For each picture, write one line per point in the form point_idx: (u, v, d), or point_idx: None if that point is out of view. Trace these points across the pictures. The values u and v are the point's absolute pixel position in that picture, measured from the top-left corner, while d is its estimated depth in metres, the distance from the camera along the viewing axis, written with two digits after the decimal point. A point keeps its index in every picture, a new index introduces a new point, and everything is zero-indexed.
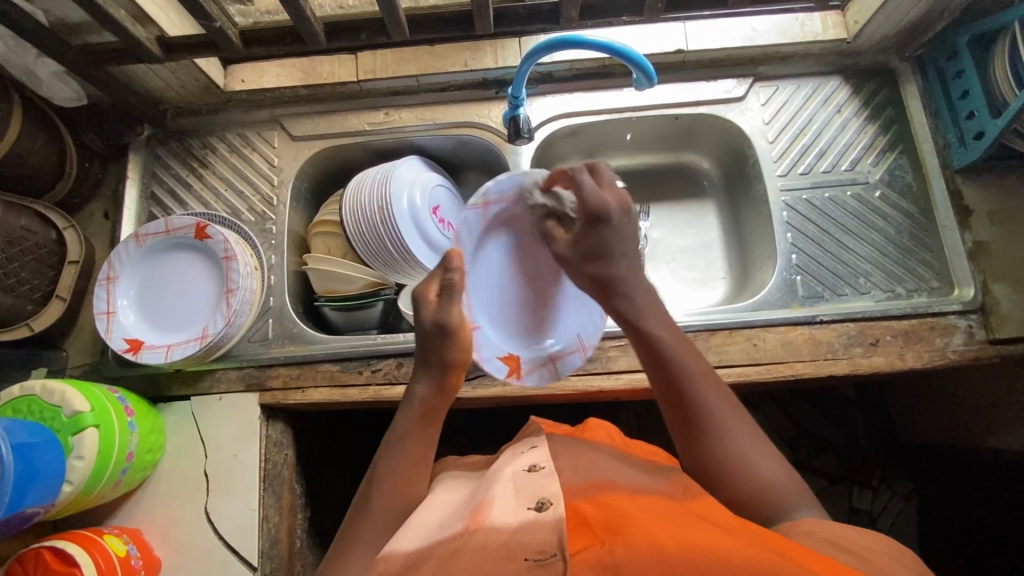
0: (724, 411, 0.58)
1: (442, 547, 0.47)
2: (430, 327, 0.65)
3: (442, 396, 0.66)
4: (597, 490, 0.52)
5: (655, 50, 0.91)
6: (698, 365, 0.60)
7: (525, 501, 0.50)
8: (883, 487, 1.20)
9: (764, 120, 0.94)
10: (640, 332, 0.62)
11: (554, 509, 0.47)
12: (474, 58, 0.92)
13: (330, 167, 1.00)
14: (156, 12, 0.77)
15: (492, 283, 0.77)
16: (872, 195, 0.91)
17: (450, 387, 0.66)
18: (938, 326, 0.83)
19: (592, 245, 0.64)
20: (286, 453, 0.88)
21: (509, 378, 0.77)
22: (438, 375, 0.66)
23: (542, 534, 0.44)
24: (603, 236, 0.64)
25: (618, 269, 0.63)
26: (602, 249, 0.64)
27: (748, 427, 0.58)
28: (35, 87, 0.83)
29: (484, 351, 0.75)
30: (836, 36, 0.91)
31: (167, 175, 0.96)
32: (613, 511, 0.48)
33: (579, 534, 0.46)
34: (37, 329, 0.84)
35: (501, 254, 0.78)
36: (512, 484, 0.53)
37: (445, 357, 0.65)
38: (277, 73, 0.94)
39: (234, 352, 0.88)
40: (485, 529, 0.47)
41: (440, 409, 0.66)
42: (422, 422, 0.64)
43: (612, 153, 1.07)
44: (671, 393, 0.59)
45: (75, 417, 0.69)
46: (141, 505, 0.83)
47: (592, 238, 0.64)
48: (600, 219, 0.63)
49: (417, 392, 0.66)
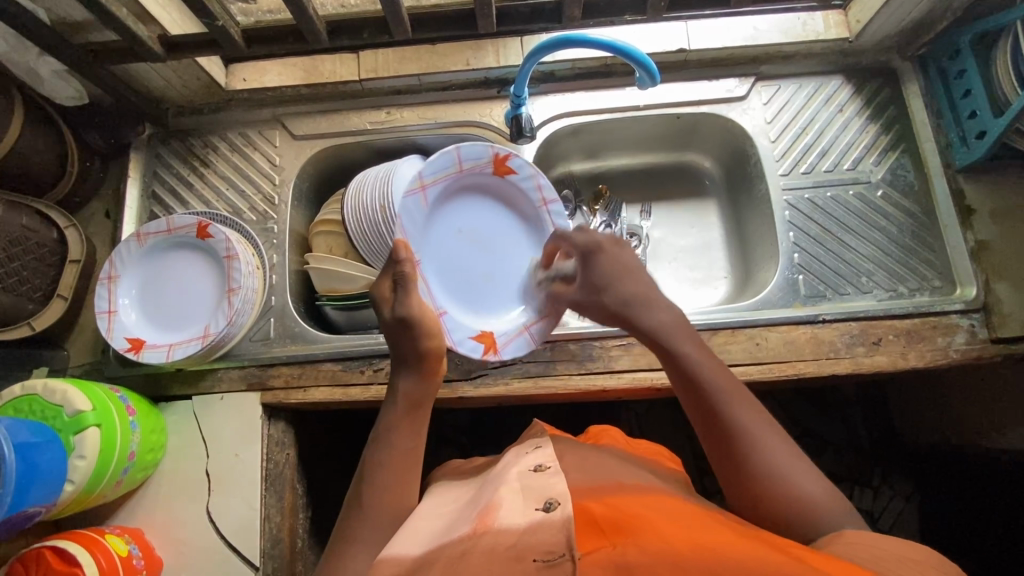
0: (751, 417, 0.58)
1: (450, 549, 0.47)
2: (393, 321, 0.68)
3: (426, 384, 0.67)
4: (605, 491, 0.52)
5: (658, 49, 0.91)
6: (721, 374, 0.61)
7: (533, 502, 0.50)
8: (884, 487, 1.20)
9: (766, 119, 0.94)
10: (665, 350, 0.64)
11: (563, 509, 0.47)
12: (476, 57, 0.92)
13: (332, 166, 1.00)
14: (158, 11, 0.77)
15: (445, 266, 0.86)
16: (874, 195, 0.91)
17: (432, 373, 0.68)
18: (940, 326, 0.83)
19: (595, 276, 0.71)
20: (288, 452, 0.88)
21: (487, 356, 0.83)
22: (418, 365, 0.67)
23: (550, 535, 0.45)
24: (600, 263, 0.71)
25: (628, 290, 0.68)
26: (606, 279, 0.70)
27: (783, 444, 0.58)
28: (37, 86, 0.83)
29: (455, 334, 0.82)
30: (839, 35, 0.91)
31: (168, 174, 0.96)
32: (622, 512, 0.48)
33: (589, 533, 0.46)
34: (39, 328, 0.83)
35: (445, 236, 0.85)
36: (519, 486, 0.53)
37: (418, 347, 0.67)
38: (279, 72, 0.93)
39: (236, 351, 0.87)
40: (493, 532, 0.47)
41: (426, 398, 0.67)
42: (410, 413, 0.66)
43: (614, 152, 1.07)
44: (702, 413, 0.60)
45: (77, 416, 0.69)
46: (142, 505, 0.83)
47: (593, 270, 0.71)
48: (592, 250, 0.72)
49: (401, 386, 0.67)
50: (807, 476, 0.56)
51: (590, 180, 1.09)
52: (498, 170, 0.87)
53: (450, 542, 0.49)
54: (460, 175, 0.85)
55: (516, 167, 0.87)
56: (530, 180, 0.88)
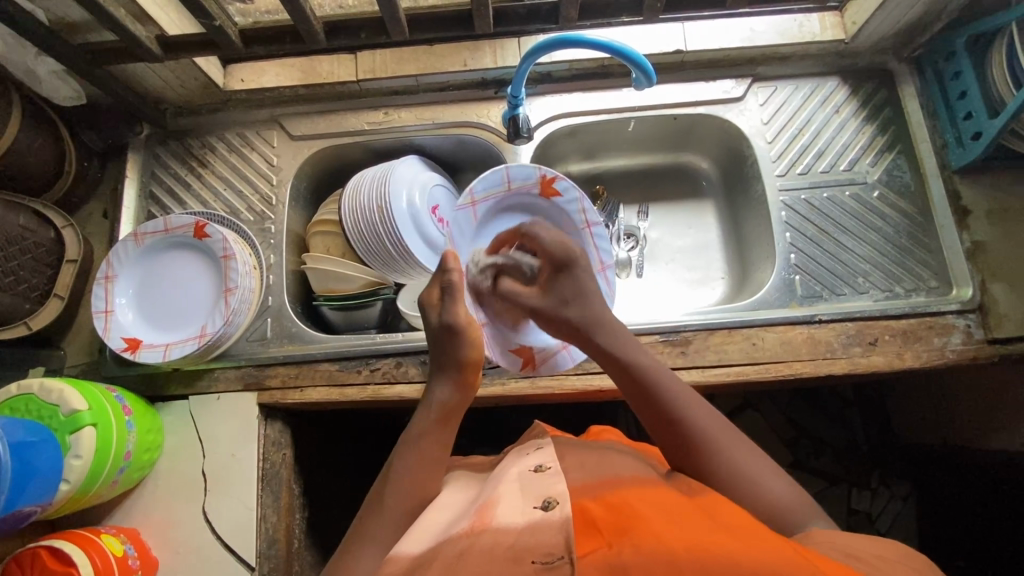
0: (697, 409, 0.60)
1: (448, 549, 0.47)
2: (439, 329, 0.68)
3: (462, 396, 0.67)
4: (606, 489, 0.52)
5: (655, 49, 0.91)
6: (665, 373, 0.63)
7: (531, 501, 0.50)
8: (882, 489, 1.20)
9: (763, 120, 0.95)
10: (620, 363, 0.64)
11: (562, 509, 0.48)
12: (474, 58, 0.93)
13: (330, 167, 1.00)
14: (156, 12, 0.77)
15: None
16: (871, 195, 0.91)
17: (468, 385, 0.67)
18: (937, 326, 0.83)
19: (567, 289, 0.70)
20: (285, 452, 0.88)
21: (522, 370, 0.84)
22: (456, 374, 0.67)
23: (549, 535, 0.46)
24: (574, 278, 0.70)
25: (593, 305, 0.68)
26: (577, 292, 0.69)
27: (743, 447, 0.58)
28: (35, 86, 0.83)
29: (494, 347, 0.83)
30: (835, 37, 0.92)
31: (166, 174, 0.96)
32: (620, 510, 0.48)
33: (587, 535, 0.46)
34: (35, 328, 0.84)
35: None
36: (519, 484, 0.53)
37: (459, 356, 0.67)
38: (277, 72, 0.94)
39: (233, 351, 0.87)
40: (492, 531, 0.47)
41: (459, 409, 0.67)
42: (440, 423, 0.65)
43: (611, 153, 1.07)
44: (660, 425, 0.60)
45: (73, 416, 0.69)
46: (139, 506, 0.83)
47: (565, 282, 0.70)
48: (570, 265, 0.71)
49: (436, 394, 0.66)
50: (768, 469, 0.57)
51: (588, 181, 1.09)
52: (544, 191, 0.87)
53: (446, 542, 0.49)
54: (506, 195, 0.86)
55: (561, 189, 0.86)
56: (575, 204, 0.87)
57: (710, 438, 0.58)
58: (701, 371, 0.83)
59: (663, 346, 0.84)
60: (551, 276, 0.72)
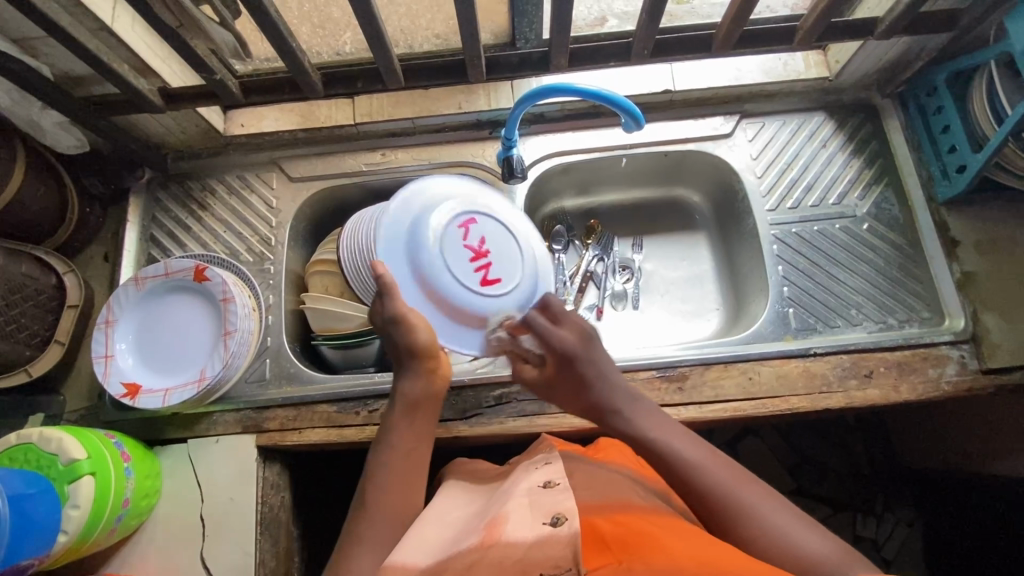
0: (730, 483, 0.58)
1: (458, 562, 0.47)
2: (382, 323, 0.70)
3: (425, 390, 0.70)
4: (613, 509, 0.53)
5: (644, 91, 0.94)
6: (698, 449, 0.61)
7: (540, 517, 0.49)
8: (887, 515, 1.18)
9: (752, 156, 0.97)
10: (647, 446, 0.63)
11: (570, 524, 0.46)
12: (468, 100, 0.96)
13: (329, 207, 1.02)
14: (159, 65, 0.80)
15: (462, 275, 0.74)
16: (860, 228, 0.93)
17: (429, 378, 0.70)
18: (931, 357, 0.84)
19: (560, 350, 0.69)
20: (282, 495, 0.88)
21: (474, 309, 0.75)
22: (413, 364, 0.69)
23: (557, 550, 0.45)
24: (579, 370, 0.69)
25: (602, 395, 0.68)
26: (580, 386, 0.69)
27: (778, 510, 0.56)
28: (39, 137, 0.84)
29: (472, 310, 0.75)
30: (819, 74, 0.95)
31: (167, 218, 0.97)
32: (631, 530, 0.49)
33: (596, 552, 0.47)
34: (35, 375, 0.85)
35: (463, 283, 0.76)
36: (526, 499, 0.52)
37: (412, 347, 0.68)
38: (276, 117, 0.97)
39: (232, 394, 0.88)
40: (501, 544, 0.47)
41: (425, 398, 0.70)
42: (407, 413, 0.69)
43: (604, 188, 1.08)
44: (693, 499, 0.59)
45: (71, 464, 0.68)
46: (136, 552, 0.82)
47: (569, 378, 0.70)
48: (573, 358, 0.69)
49: (402, 386, 0.70)
50: (801, 522, 0.56)
51: (582, 216, 1.11)
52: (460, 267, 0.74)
53: (453, 555, 0.49)
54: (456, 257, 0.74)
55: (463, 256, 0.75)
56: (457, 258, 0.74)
57: (722, 484, 0.58)
58: (699, 406, 0.83)
59: (661, 381, 0.85)
60: (555, 370, 0.71)
